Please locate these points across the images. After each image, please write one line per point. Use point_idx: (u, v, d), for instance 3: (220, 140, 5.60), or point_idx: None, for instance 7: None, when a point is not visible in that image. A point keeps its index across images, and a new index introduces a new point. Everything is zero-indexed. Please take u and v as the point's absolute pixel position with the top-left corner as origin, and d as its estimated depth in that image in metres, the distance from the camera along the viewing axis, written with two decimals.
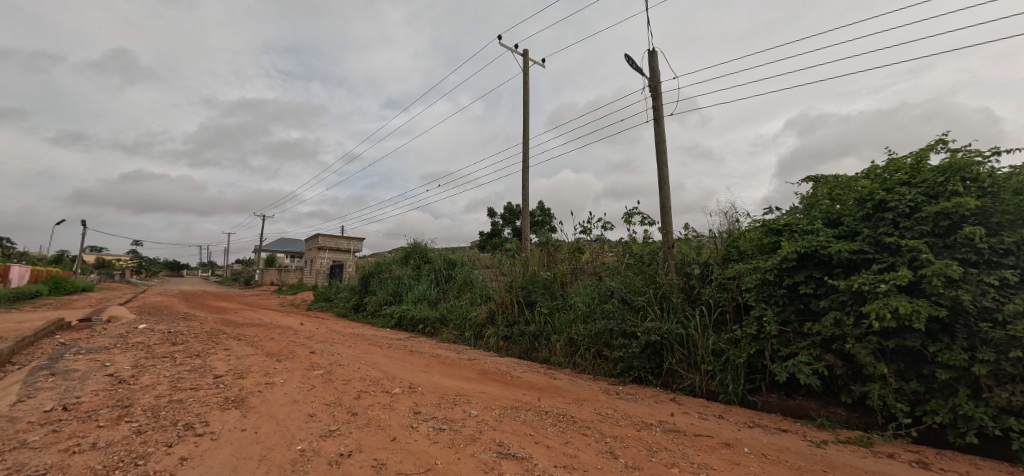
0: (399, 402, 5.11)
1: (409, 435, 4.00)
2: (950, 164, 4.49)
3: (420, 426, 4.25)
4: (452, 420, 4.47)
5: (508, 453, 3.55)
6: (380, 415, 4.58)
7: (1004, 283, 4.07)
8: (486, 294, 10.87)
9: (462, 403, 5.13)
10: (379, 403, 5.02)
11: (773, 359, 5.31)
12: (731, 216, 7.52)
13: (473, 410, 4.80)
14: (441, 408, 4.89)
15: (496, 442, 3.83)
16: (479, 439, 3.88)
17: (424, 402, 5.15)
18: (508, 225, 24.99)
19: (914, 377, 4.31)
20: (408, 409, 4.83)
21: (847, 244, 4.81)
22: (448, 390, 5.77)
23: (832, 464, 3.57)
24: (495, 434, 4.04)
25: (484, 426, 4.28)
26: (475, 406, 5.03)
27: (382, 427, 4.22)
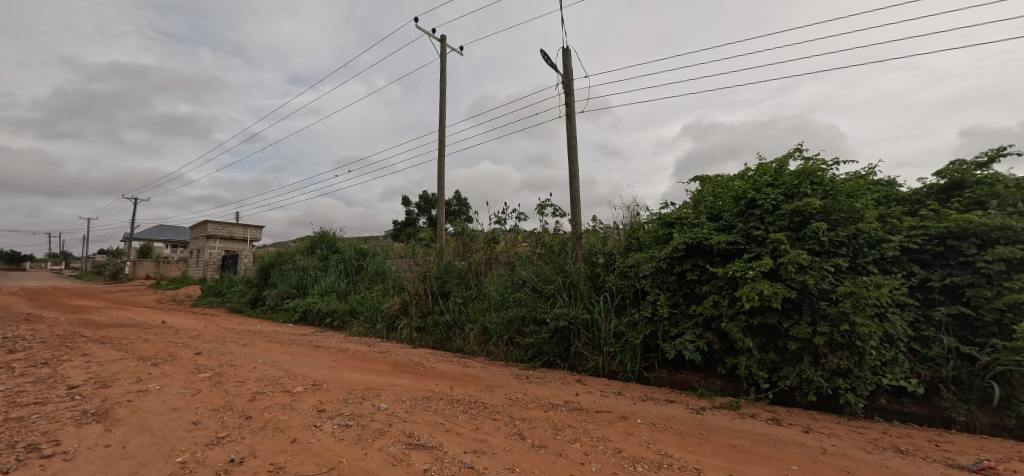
0: (302, 400, 4.86)
1: (311, 435, 3.83)
2: (803, 169, 5.32)
3: (324, 424, 4.09)
4: (360, 416, 4.36)
5: (418, 444, 3.58)
6: (279, 416, 4.32)
7: (838, 269, 4.95)
8: (400, 285, 10.63)
9: (371, 397, 5.02)
10: (278, 403, 4.72)
11: (664, 338, 5.91)
12: (633, 210, 8.16)
13: (383, 404, 4.72)
14: (349, 405, 4.74)
15: (406, 433, 3.83)
16: (388, 433, 3.84)
17: (330, 398, 4.95)
18: (424, 215, 24.51)
19: (772, 349, 5.08)
20: (311, 407, 4.61)
21: (725, 236, 5.49)
22: (356, 384, 5.60)
23: (708, 427, 4.10)
24: (405, 425, 4.04)
25: (393, 419, 4.25)
26: (385, 399, 4.94)
27: (281, 429, 3.99)
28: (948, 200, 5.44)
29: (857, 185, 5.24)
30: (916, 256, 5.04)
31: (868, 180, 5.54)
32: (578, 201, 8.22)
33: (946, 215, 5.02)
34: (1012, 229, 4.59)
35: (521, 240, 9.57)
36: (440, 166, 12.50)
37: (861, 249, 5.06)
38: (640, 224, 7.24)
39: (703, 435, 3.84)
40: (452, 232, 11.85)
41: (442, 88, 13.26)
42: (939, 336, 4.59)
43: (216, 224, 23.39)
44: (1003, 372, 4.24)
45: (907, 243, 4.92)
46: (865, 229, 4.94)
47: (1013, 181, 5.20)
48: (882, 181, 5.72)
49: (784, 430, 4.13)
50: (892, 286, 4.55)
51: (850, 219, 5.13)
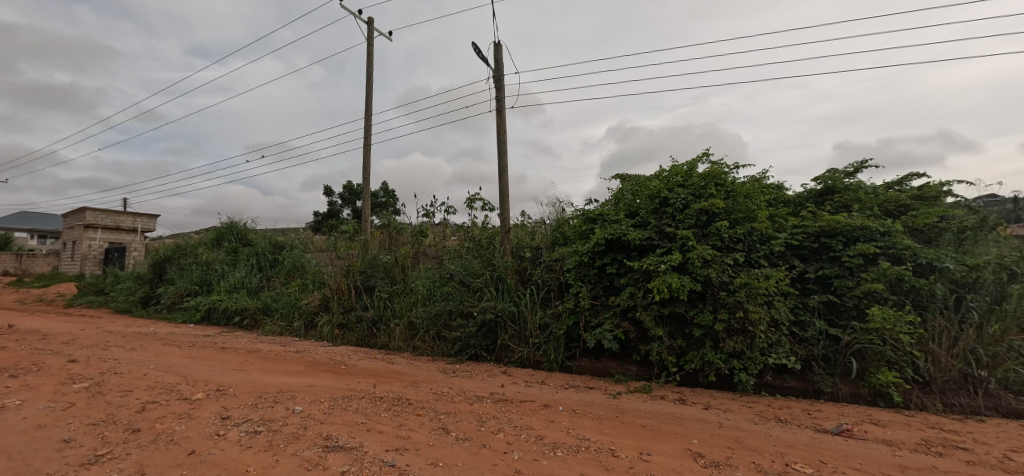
0: (202, 408, 4.47)
1: (212, 445, 3.54)
2: (709, 172, 5.86)
3: (228, 433, 3.80)
4: (272, 421, 4.11)
5: (336, 445, 3.46)
6: (175, 427, 3.94)
7: (736, 262, 5.52)
8: (320, 280, 10.09)
9: (284, 400, 4.74)
10: (173, 413, 4.30)
11: (586, 328, 6.21)
12: (559, 206, 8.46)
13: (298, 406, 4.48)
14: (258, 409, 4.44)
15: (322, 435, 3.69)
16: (303, 437, 3.67)
17: (236, 404, 4.61)
18: (348, 206, 23.38)
19: (680, 335, 5.56)
20: (213, 415, 4.26)
21: (641, 233, 5.89)
22: (268, 387, 5.26)
23: (623, 410, 4.40)
24: (322, 427, 3.88)
25: (309, 421, 4.05)
26: (301, 401, 4.70)
27: (176, 440, 3.65)
28: (823, 203, 6.30)
29: (752, 188, 5.87)
30: (797, 251, 5.78)
31: (762, 184, 6.24)
32: (506, 196, 8.34)
33: (821, 216, 5.81)
34: (869, 229, 5.44)
35: (450, 234, 9.53)
36: (366, 155, 12.01)
37: (755, 244, 5.69)
38: (565, 220, 7.52)
39: (617, 418, 4.12)
40: (378, 225, 11.46)
41: (369, 75, 12.71)
42: (813, 320, 5.32)
43: (98, 212, 20.50)
44: (859, 349, 5.02)
45: (791, 239, 5.63)
46: (758, 227, 5.56)
47: (872, 188, 6.15)
48: (773, 185, 6.47)
49: (688, 408, 4.56)
50: (778, 277, 5.18)
51: (747, 218, 5.75)
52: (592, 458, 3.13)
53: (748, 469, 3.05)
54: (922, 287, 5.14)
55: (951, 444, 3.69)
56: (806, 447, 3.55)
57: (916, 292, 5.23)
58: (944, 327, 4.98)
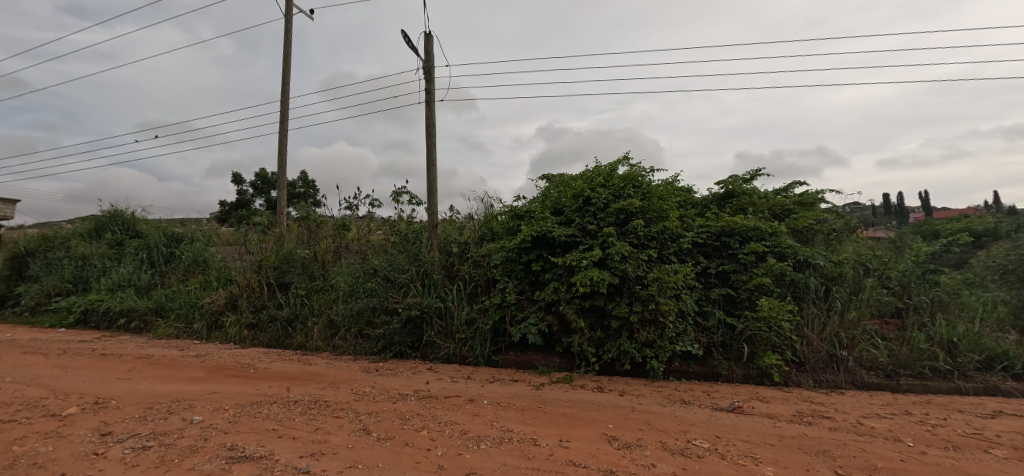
0: (76, 425, 3.93)
1: (87, 467, 3.14)
2: (628, 174, 6.24)
3: (109, 451, 3.39)
4: (165, 434, 3.73)
5: (242, 456, 3.23)
6: (39, 448, 3.43)
7: (650, 259, 5.95)
8: (226, 277, 9.27)
9: (180, 410, 4.32)
10: (37, 432, 3.74)
11: (511, 323, 6.34)
12: (488, 202, 8.53)
13: (197, 416, 4.10)
14: (148, 422, 4.00)
15: (226, 446, 3.42)
16: (202, 449, 3.38)
17: (120, 418, 4.11)
18: (260, 195, 21.63)
19: (599, 327, 5.89)
20: (90, 432, 3.76)
21: (565, 230, 6.13)
22: (161, 397, 4.75)
23: (545, 400, 4.56)
24: (226, 438, 3.59)
25: (210, 432, 3.73)
26: (200, 410, 4.31)
27: (42, 464, 3.18)
28: (724, 205, 6.99)
29: (665, 190, 6.36)
30: (702, 249, 6.36)
31: (674, 186, 6.78)
32: (434, 190, 8.24)
33: (722, 217, 6.45)
34: (760, 230, 6.15)
35: (375, 228, 9.22)
36: (281, 142, 11.21)
37: (666, 242, 6.17)
38: (493, 216, 7.60)
39: (540, 408, 4.27)
40: (294, 217, 10.76)
41: (286, 53, 11.86)
42: (714, 310, 5.90)
43: None
44: (751, 336, 5.66)
45: (697, 238, 6.18)
46: (669, 226, 6.04)
47: (764, 194, 6.95)
48: (683, 188, 7.06)
49: (605, 395, 4.85)
50: (685, 273, 5.67)
51: (660, 218, 6.22)
52: (515, 449, 3.23)
53: (655, 448, 3.33)
54: (800, 280, 5.92)
55: (819, 414, 4.31)
56: (705, 425, 3.95)
57: (796, 285, 6.01)
58: (817, 315, 5.78)
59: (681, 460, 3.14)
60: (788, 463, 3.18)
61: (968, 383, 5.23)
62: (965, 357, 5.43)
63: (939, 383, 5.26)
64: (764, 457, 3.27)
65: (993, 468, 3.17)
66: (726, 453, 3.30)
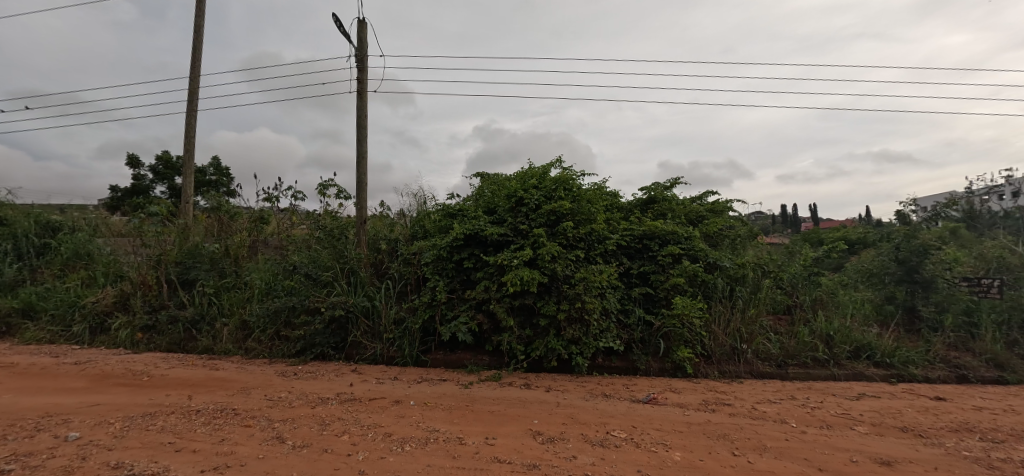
0: None
1: None
2: (560, 177, 6.46)
3: None
4: (31, 454, 3.25)
5: (130, 474, 2.91)
6: None
7: (577, 259, 6.19)
8: (117, 273, 8.25)
9: (53, 426, 3.78)
10: None
11: (441, 322, 6.28)
12: (421, 199, 8.38)
13: (74, 432, 3.62)
14: (9, 443, 3.45)
15: (110, 464, 3.05)
16: (80, 469, 2.99)
17: None
18: (162, 182, 19.48)
19: (528, 325, 6.02)
20: None
21: (497, 229, 6.20)
22: (27, 412, 4.12)
23: (473, 399, 4.59)
24: (110, 455, 3.21)
25: (91, 449, 3.31)
26: (79, 425, 3.80)
27: None
28: (646, 210, 7.45)
29: (593, 194, 6.65)
30: (626, 250, 6.73)
31: (601, 190, 7.11)
32: (363, 185, 7.93)
33: (644, 221, 6.87)
34: (677, 234, 6.64)
35: (297, 222, 8.69)
36: (189, 125, 10.18)
37: (593, 243, 6.45)
38: (425, 213, 7.49)
39: (468, 407, 4.28)
40: (202, 208, 9.83)
41: (198, 27, 10.80)
42: (634, 308, 6.27)
43: None
44: (666, 332, 6.09)
45: (621, 240, 6.53)
46: (596, 228, 6.32)
47: (681, 200, 7.51)
48: (610, 192, 7.43)
49: (532, 392, 4.97)
50: (609, 273, 5.96)
51: (588, 220, 6.48)
52: (440, 449, 3.21)
53: (577, 440, 3.48)
54: (710, 281, 6.48)
55: (721, 402, 4.74)
56: (623, 416, 4.20)
57: (705, 285, 6.57)
58: (723, 312, 6.35)
59: (600, 450, 3.31)
60: (693, 447, 3.47)
61: (841, 370, 6.04)
62: (839, 348, 6.27)
63: (818, 371, 6.01)
64: (673, 443, 3.54)
65: (856, 442, 3.70)
66: (640, 442, 3.53)
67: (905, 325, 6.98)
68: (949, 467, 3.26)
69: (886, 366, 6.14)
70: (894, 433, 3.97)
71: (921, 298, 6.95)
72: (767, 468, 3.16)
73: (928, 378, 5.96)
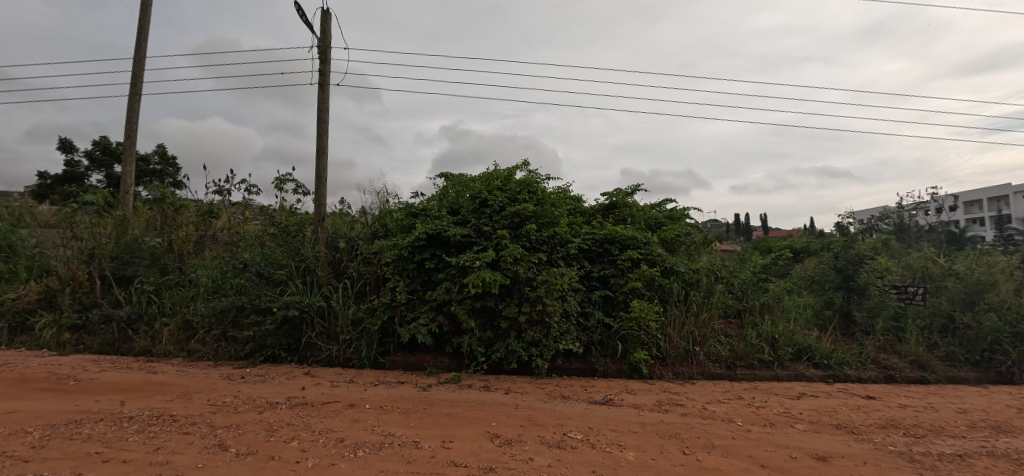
0: None
1: None
2: (524, 180, 6.50)
3: None
4: None
5: None
6: None
7: (539, 262, 6.23)
8: (44, 267, 7.59)
9: None
10: None
11: (401, 323, 6.15)
12: (383, 197, 8.20)
13: None
14: None
15: None
16: None
17: None
18: (99, 169, 18.13)
19: (489, 327, 6.01)
20: None
21: (460, 229, 6.15)
22: None
23: (431, 402, 4.51)
24: (27, 467, 2.93)
25: (3, 462, 3.01)
26: None
27: None
28: (608, 215, 7.62)
29: (557, 197, 6.73)
30: (587, 254, 6.84)
31: (565, 194, 7.20)
32: (322, 181, 7.67)
33: (605, 226, 7.01)
34: (636, 239, 6.82)
35: (250, 217, 8.30)
36: (131, 110, 9.52)
37: (556, 246, 6.51)
38: (387, 211, 7.33)
39: (425, 410, 4.21)
40: (144, 199, 9.21)
41: (146, 5, 10.13)
42: (594, 311, 6.37)
43: None
44: (624, 334, 6.24)
45: (583, 244, 6.63)
46: (559, 232, 6.38)
47: (641, 206, 7.72)
48: (573, 197, 7.54)
49: (491, 394, 4.95)
50: (570, 276, 6.03)
51: (551, 223, 6.54)
52: (395, 453, 3.14)
53: (534, 442, 3.49)
54: (666, 285, 6.70)
55: (674, 402, 4.90)
56: (580, 417, 4.25)
57: (662, 289, 6.78)
58: (678, 315, 6.57)
59: (557, 452, 3.34)
60: (646, 447, 3.56)
61: (785, 371, 6.37)
62: (783, 350, 6.62)
63: (764, 372, 6.33)
64: (627, 443, 3.62)
65: (796, 439, 3.91)
66: (596, 443, 3.59)
67: (841, 329, 7.46)
68: (877, 461, 3.50)
69: (825, 367, 6.54)
70: (829, 430, 4.23)
71: (856, 304, 7.46)
72: (715, 466, 3.28)
73: (860, 378, 6.40)
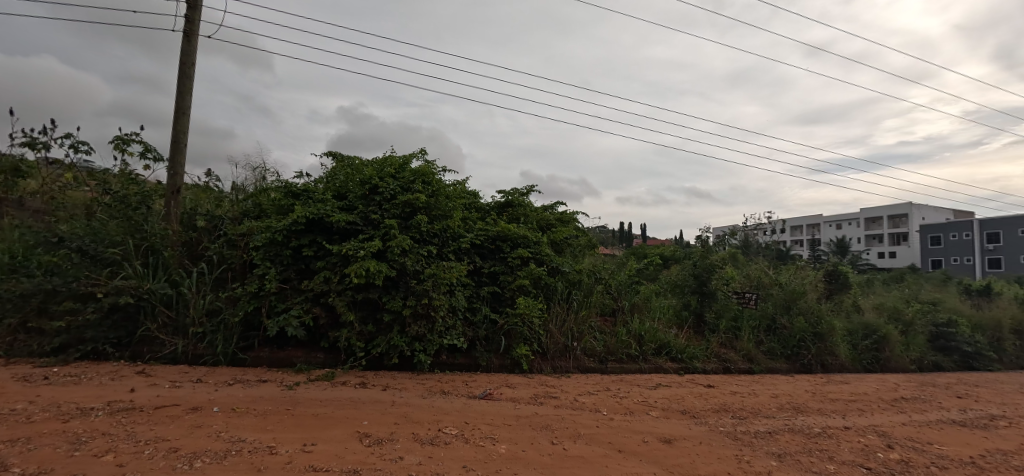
0: None
1: None
2: (419, 169, 6.29)
3: None
4: None
5: None
6: None
7: (429, 255, 6.09)
8: None
9: None
10: None
11: (269, 315, 5.54)
12: (259, 173, 7.34)
13: None
14: None
15: None
16: None
17: None
18: None
19: (370, 321, 5.72)
20: None
21: (345, 216, 5.75)
22: None
23: (297, 402, 4.14)
24: None
25: None
26: None
27: None
28: (502, 213, 7.76)
29: (452, 191, 6.65)
30: (479, 250, 6.88)
31: (461, 189, 7.16)
32: (179, 147, 6.60)
33: (499, 223, 7.13)
34: (527, 239, 7.04)
35: (76, 182, 6.81)
36: None
37: (447, 241, 6.43)
38: (261, 189, 6.56)
39: (287, 411, 3.85)
40: None
41: None
42: (481, 306, 6.43)
43: None
44: (508, 330, 6.40)
45: (475, 240, 6.65)
46: (452, 225, 6.31)
47: (534, 207, 8.00)
48: (469, 192, 7.54)
49: (367, 391, 4.71)
50: (459, 270, 5.98)
51: (444, 216, 6.43)
52: (243, 462, 2.80)
53: (406, 440, 3.39)
54: (551, 284, 7.02)
55: (549, 395, 5.15)
56: (457, 412, 4.24)
57: (547, 287, 7.09)
58: (559, 312, 6.92)
59: (429, 448, 3.29)
60: (518, 440, 3.68)
61: (647, 364, 7.10)
62: (647, 345, 7.35)
63: (630, 365, 6.98)
64: (500, 436, 3.70)
65: (649, 425, 4.36)
66: (470, 437, 3.61)
67: (694, 327, 8.54)
68: (709, 441, 4.05)
69: (679, 360, 7.42)
70: (676, 415, 4.80)
71: (707, 307, 8.64)
72: (578, 453, 3.51)
73: (705, 369, 7.39)
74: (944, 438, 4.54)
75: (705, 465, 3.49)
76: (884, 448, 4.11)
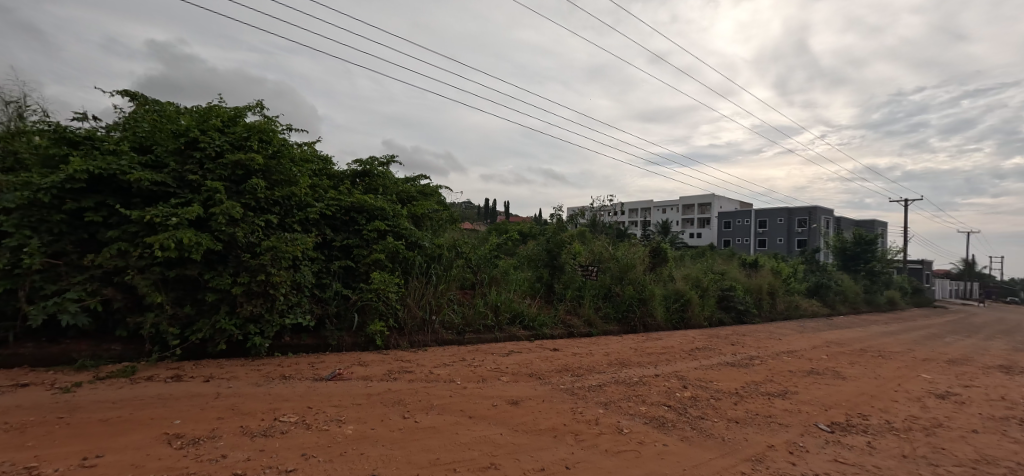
0: None
1: None
2: (255, 125, 5.43)
3: None
4: None
5: None
6: None
7: (267, 225, 5.38)
8: None
9: None
10: None
11: (31, 299, 4.29)
12: (13, 110, 5.54)
13: None
14: None
15: None
16: None
17: None
18: None
19: (188, 302, 4.86)
20: None
21: (150, 175, 4.69)
22: None
23: (76, 407, 3.31)
24: None
25: None
26: None
27: None
28: (358, 183, 7.24)
29: (297, 153, 5.93)
30: (330, 221, 6.33)
31: (308, 153, 6.43)
32: None
33: (353, 193, 6.61)
34: (384, 211, 6.69)
35: None
36: None
37: (291, 209, 5.75)
38: (16, 132, 4.97)
39: (61, 419, 3.05)
40: None
41: None
42: (331, 282, 5.95)
43: None
44: (362, 305, 6.06)
45: (326, 210, 6.07)
46: (297, 192, 5.64)
47: (393, 178, 7.63)
48: (319, 157, 6.82)
49: (182, 384, 4.01)
50: (304, 243, 5.40)
51: (286, 182, 5.71)
52: None
53: (231, 436, 2.98)
54: (410, 258, 6.81)
55: (404, 370, 5.05)
56: (298, 398, 3.88)
57: (405, 261, 6.87)
58: (418, 286, 6.79)
59: (260, 441, 2.94)
60: (366, 418, 3.52)
61: (502, 333, 7.47)
62: (503, 315, 7.71)
63: (486, 335, 7.26)
64: (347, 417, 3.50)
65: (500, 389, 4.61)
66: (311, 423, 3.34)
67: (545, 296, 9.25)
68: (551, 398, 4.45)
69: (530, 327, 7.97)
70: (524, 378, 5.16)
71: (556, 278, 9.43)
72: (429, 424, 3.52)
73: (552, 335, 8.08)
74: (721, 376, 5.76)
75: (545, 420, 3.82)
76: (681, 388, 5.04)
